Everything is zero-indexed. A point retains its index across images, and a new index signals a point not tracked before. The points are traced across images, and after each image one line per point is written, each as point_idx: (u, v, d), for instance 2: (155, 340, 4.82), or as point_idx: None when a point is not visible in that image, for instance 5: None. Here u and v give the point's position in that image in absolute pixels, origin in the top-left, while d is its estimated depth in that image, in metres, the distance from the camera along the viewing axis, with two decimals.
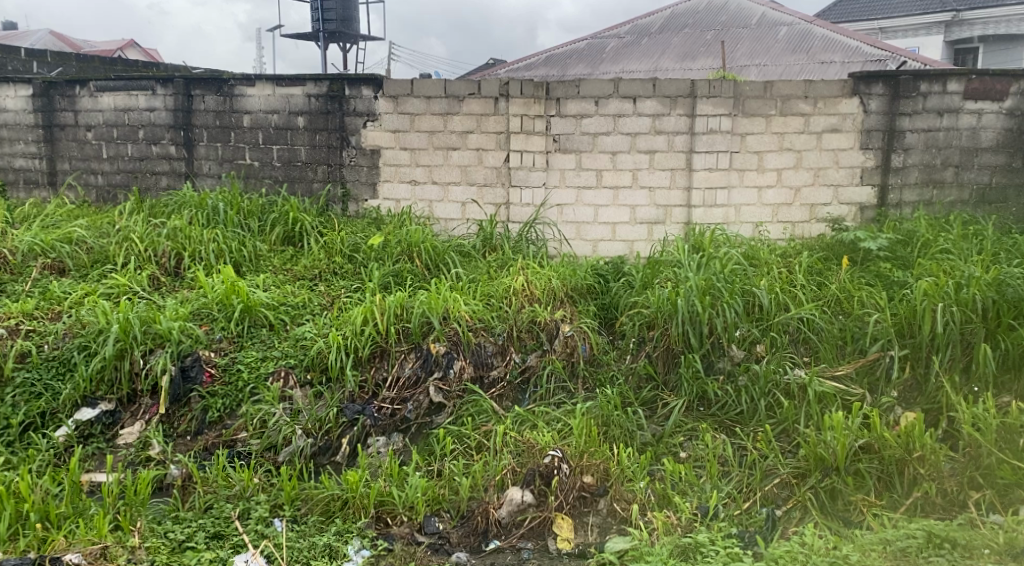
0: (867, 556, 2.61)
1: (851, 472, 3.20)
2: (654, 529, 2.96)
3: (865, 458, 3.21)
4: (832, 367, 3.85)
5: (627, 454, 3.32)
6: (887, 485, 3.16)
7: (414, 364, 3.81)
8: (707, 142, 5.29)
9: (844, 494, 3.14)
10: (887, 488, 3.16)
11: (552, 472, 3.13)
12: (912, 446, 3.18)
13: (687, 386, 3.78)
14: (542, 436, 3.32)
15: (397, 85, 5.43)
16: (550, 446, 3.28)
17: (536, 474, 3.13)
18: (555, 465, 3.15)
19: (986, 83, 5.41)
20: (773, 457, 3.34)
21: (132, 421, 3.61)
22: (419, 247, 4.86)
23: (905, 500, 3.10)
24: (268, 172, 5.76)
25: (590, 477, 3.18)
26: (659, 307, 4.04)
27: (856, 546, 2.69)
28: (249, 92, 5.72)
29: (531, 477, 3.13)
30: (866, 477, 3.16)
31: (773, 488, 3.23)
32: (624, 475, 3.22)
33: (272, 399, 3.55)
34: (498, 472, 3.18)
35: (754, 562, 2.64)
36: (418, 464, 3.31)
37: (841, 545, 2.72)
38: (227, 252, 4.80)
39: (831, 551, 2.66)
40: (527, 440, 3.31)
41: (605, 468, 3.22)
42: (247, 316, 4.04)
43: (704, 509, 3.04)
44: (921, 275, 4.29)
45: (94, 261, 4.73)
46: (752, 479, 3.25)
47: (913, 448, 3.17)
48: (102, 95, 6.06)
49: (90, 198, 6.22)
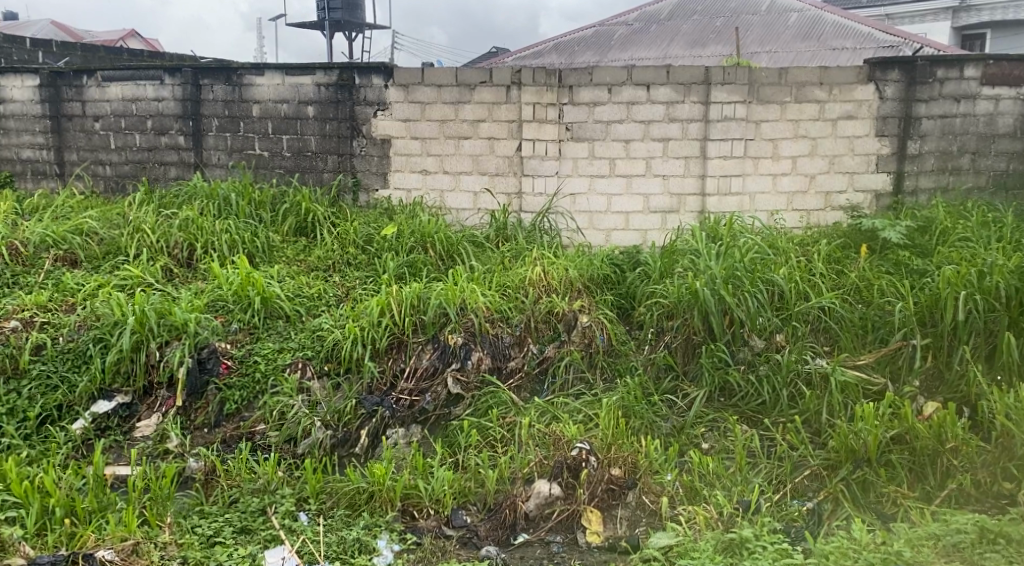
0: (919, 554, 2.58)
1: (883, 463, 3.17)
2: (693, 523, 2.92)
3: (896, 450, 3.18)
4: (853, 357, 3.81)
5: (654, 447, 3.28)
6: (919, 476, 3.12)
7: (431, 355, 3.78)
8: (722, 129, 5.24)
9: (876, 485, 3.10)
10: (919, 480, 3.12)
11: (580, 465, 3.11)
12: (945, 437, 3.14)
13: (708, 376, 3.75)
14: (568, 428, 3.30)
15: (408, 73, 5.37)
16: (577, 438, 3.25)
17: (564, 467, 3.10)
18: (584, 458, 3.12)
19: (1004, 69, 5.35)
20: (802, 449, 3.31)
21: (149, 413, 3.61)
22: (433, 238, 4.82)
23: (939, 492, 3.06)
24: (278, 162, 5.73)
25: (618, 470, 3.14)
26: (678, 297, 4.01)
27: (906, 542, 2.66)
28: (258, 81, 5.66)
29: (559, 470, 3.10)
30: (898, 468, 3.13)
31: (802, 480, 3.19)
32: (652, 467, 3.19)
33: (291, 391, 3.55)
34: (524, 466, 3.16)
35: (805, 560, 2.61)
36: (443, 457, 3.28)
37: (891, 541, 2.68)
38: (240, 242, 4.77)
39: (882, 547, 2.63)
40: (552, 433, 3.30)
41: (634, 461, 3.19)
42: (262, 307, 4.01)
43: (746, 503, 2.98)
44: (941, 263, 4.25)
45: (106, 252, 4.69)
46: (781, 471, 3.22)
47: (946, 439, 3.14)
48: (109, 85, 6.00)
49: (98, 189, 6.19)
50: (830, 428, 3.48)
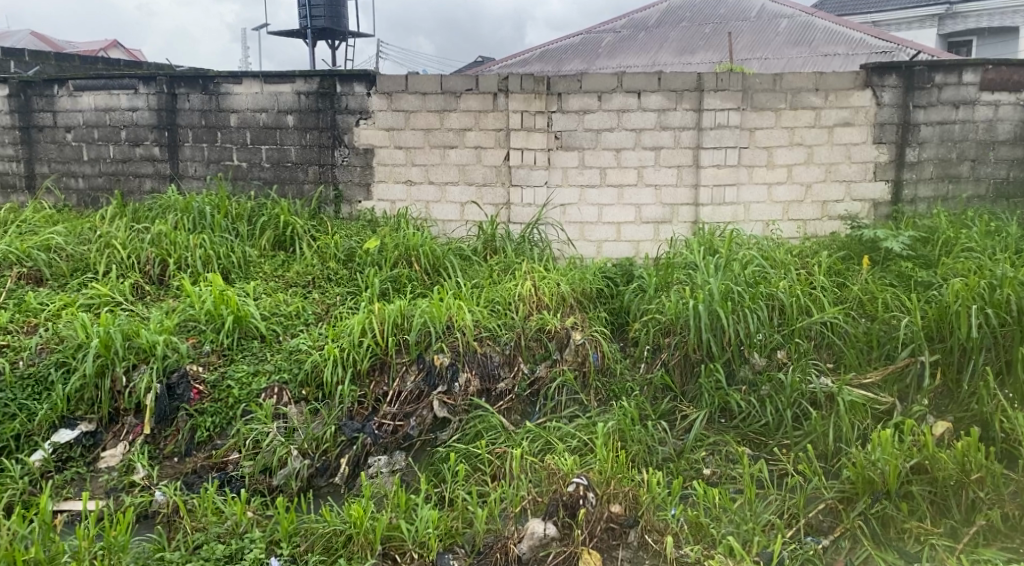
0: None
1: (903, 496, 2.95)
2: None
3: (916, 481, 2.97)
4: (860, 375, 3.66)
5: (657, 481, 3.04)
6: (942, 509, 2.93)
7: (416, 376, 3.57)
8: (715, 137, 5.07)
9: (896, 520, 2.89)
10: (941, 513, 2.92)
11: (577, 502, 2.86)
12: (969, 467, 2.95)
13: (708, 397, 3.60)
14: (564, 461, 3.08)
15: (391, 81, 5.18)
16: (574, 473, 3.01)
17: (559, 504, 2.87)
18: (580, 494, 2.87)
19: (1004, 74, 5.22)
20: (815, 480, 3.09)
21: (114, 442, 3.38)
22: (418, 252, 4.60)
23: (966, 527, 2.85)
24: (257, 173, 5.51)
25: (618, 506, 2.91)
26: (676, 312, 3.83)
27: None
28: (235, 89, 5.45)
29: (555, 508, 2.87)
30: (919, 501, 2.92)
31: (816, 514, 2.95)
32: (655, 503, 2.95)
33: (266, 418, 3.34)
34: (517, 504, 2.95)
35: None
36: (427, 491, 3.05)
37: None
38: (215, 258, 4.56)
39: None
40: (548, 466, 3.09)
41: (635, 496, 2.95)
42: (236, 328, 3.78)
43: (767, 556, 2.73)
44: (948, 275, 4.07)
45: (73, 269, 4.46)
46: (793, 503, 2.98)
47: (971, 469, 2.93)
48: (81, 95, 5.77)
49: (70, 202, 5.94)
50: (837, 453, 3.31)
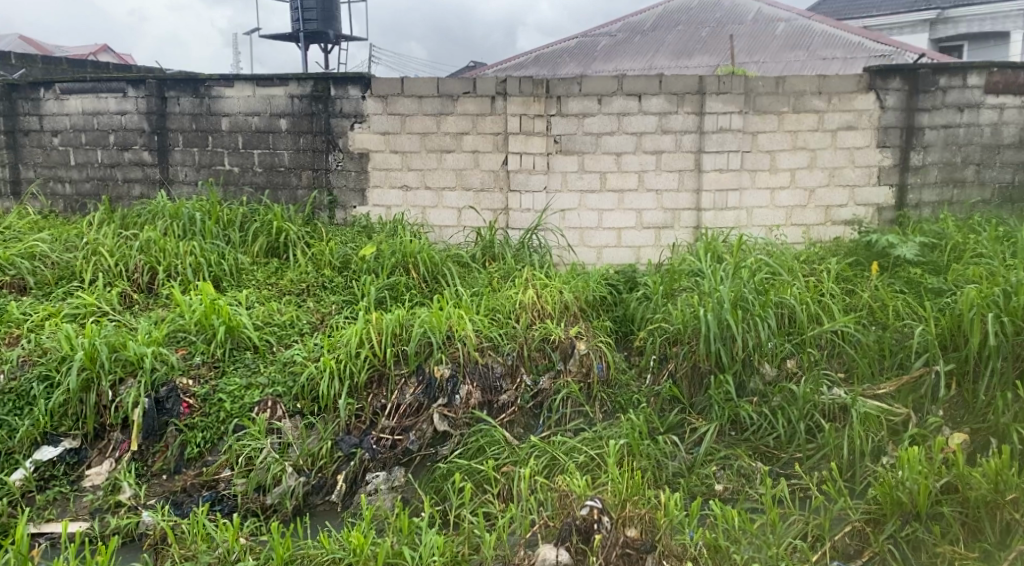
0: None
1: (933, 517, 2.78)
2: None
3: (945, 501, 2.80)
4: (873, 386, 3.56)
5: (674, 502, 2.88)
6: (975, 531, 2.74)
7: (415, 389, 3.45)
8: (718, 141, 4.97)
9: (927, 544, 2.71)
10: (974, 535, 2.74)
11: (592, 527, 2.65)
12: (1003, 487, 2.75)
13: (718, 410, 3.49)
14: (576, 482, 2.91)
15: (387, 83, 5.05)
16: (587, 495, 2.83)
17: (573, 530, 2.65)
18: (595, 518, 2.67)
19: (1009, 77, 5.14)
20: (840, 500, 2.94)
21: (100, 459, 3.25)
22: (415, 259, 4.47)
23: (1003, 551, 2.65)
24: (249, 178, 5.36)
25: (633, 531, 2.69)
26: (684, 322, 3.72)
27: None
28: (227, 92, 5.31)
29: (567, 533, 2.65)
30: (950, 522, 2.74)
31: (842, 537, 2.78)
32: (672, 526, 2.78)
33: (259, 434, 3.21)
34: (527, 530, 2.81)
35: None
36: (430, 515, 2.90)
37: None
38: (205, 266, 4.41)
39: None
40: (560, 488, 2.93)
41: (652, 519, 2.77)
42: (228, 338, 3.63)
43: None
44: (959, 282, 3.97)
45: (58, 277, 4.31)
46: (817, 524, 2.82)
47: (1005, 489, 2.74)
48: (68, 98, 5.62)
49: (57, 208, 5.78)
50: (850, 469, 3.24)
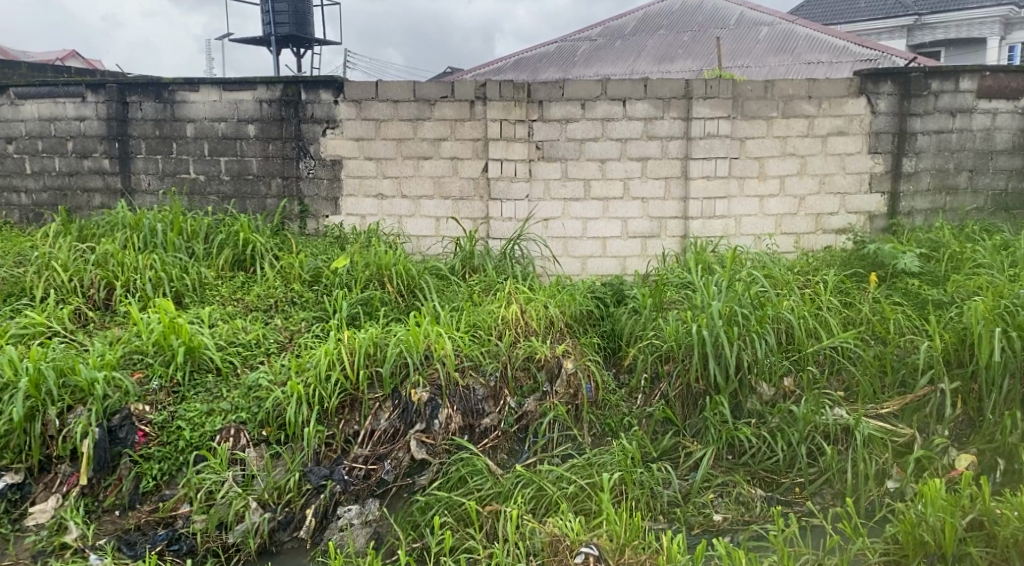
0: None
1: (960, 559, 2.54)
2: None
3: (972, 540, 2.57)
4: (876, 406, 3.38)
5: (679, 546, 2.61)
6: None
7: (391, 414, 3.21)
8: (705, 147, 4.78)
9: None
10: None
11: None
12: None
13: (713, 432, 3.30)
14: (569, 526, 2.71)
15: (360, 87, 4.81)
16: (582, 540, 2.65)
17: None
18: None
19: (1001, 81, 5.01)
20: (857, 539, 2.73)
21: (45, 495, 2.98)
22: (390, 271, 4.23)
23: None
24: (215, 186, 5.09)
25: None
26: (675, 339, 3.53)
27: None
28: (192, 97, 5.03)
29: None
30: (977, 563, 2.51)
31: None
32: None
33: (220, 466, 2.95)
34: None
35: None
36: (408, 562, 2.70)
37: None
38: (167, 281, 4.13)
39: None
40: (549, 532, 2.71)
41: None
42: (188, 360, 3.34)
43: None
44: (961, 293, 3.79)
45: (7, 294, 4.01)
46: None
47: None
48: (23, 103, 5.31)
49: (12, 219, 5.46)
50: (852, 498, 3.06)
